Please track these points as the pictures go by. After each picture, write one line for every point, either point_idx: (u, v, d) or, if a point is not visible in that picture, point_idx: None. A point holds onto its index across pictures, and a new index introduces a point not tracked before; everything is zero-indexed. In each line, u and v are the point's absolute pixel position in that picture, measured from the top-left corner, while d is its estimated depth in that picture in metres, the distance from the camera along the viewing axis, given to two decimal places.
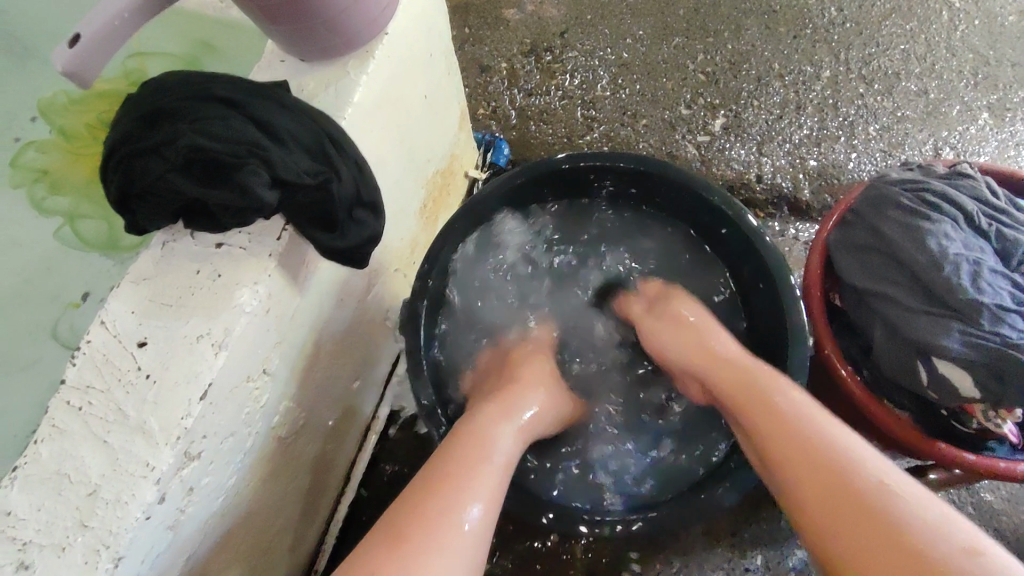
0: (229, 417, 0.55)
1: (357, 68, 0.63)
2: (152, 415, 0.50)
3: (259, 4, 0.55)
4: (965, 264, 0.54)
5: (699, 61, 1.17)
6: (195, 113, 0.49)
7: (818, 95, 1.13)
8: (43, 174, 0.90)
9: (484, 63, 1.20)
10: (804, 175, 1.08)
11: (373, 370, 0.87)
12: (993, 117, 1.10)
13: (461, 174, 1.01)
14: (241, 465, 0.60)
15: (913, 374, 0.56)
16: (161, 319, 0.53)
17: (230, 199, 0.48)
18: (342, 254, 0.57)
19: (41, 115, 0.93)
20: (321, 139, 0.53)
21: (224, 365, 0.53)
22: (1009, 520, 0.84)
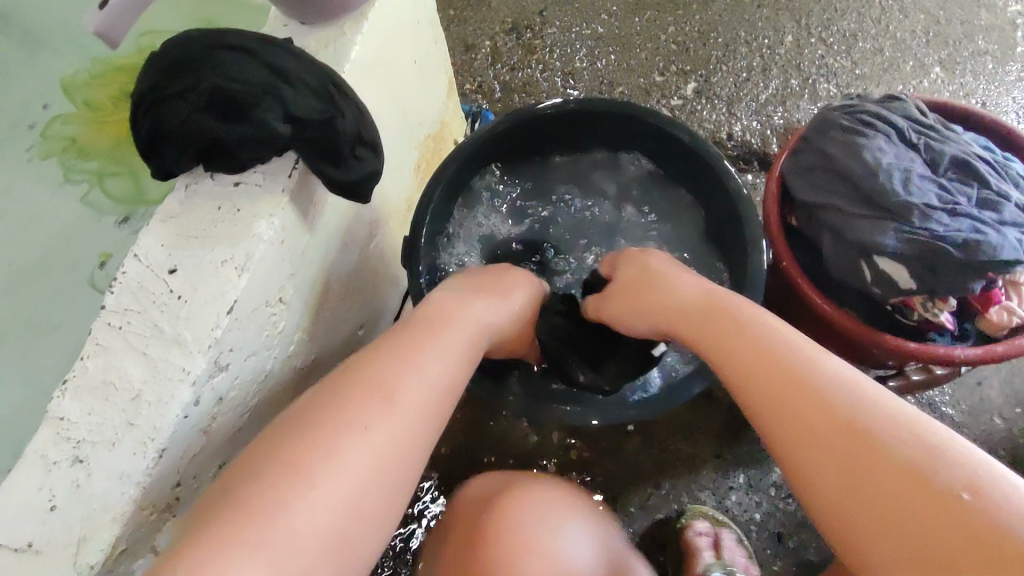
0: (252, 337, 0.62)
1: (353, 28, 0.69)
2: (185, 328, 0.57)
3: None
4: (897, 171, 0.62)
5: (670, 31, 1.25)
6: (213, 61, 0.56)
7: (782, 58, 1.21)
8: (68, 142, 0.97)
9: (469, 42, 1.27)
10: (772, 131, 1.16)
11: (377, 321, 0.94)
12: (944, 70, 1.18)
13: (451, 141, 1.08)
14: (262, 387, 0.66)
15: (859, 274, 0.64)
16: (189, 249, 0.60)
17: (248, 134, 0.55)
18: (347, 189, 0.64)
19: (56, 99, 0.99)
20: (326, 83, 0.59)
21: (247, 286, 0.59)
22: (967, 430, 0.92)
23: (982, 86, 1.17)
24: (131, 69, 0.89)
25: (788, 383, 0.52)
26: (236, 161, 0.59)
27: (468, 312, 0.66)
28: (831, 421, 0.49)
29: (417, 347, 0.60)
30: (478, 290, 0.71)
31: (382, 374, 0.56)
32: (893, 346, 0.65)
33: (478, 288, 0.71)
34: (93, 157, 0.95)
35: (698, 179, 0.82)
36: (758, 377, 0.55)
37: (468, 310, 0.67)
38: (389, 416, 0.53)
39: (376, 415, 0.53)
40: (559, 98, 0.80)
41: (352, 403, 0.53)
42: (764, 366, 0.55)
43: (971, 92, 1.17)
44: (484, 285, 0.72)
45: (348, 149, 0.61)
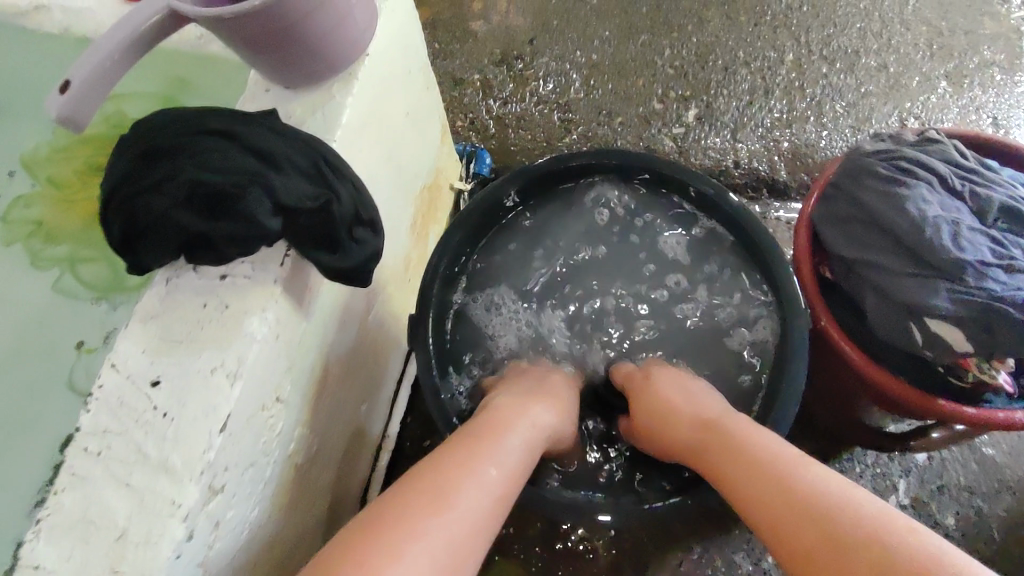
0: (248, 447, 0.56)
1: (343, 90, 0.63)
2: (173, 452, 0.50)
3: (244, 38, 0.56)
4: (945, 225, 0.57)
5: (666, 56, 1.20)
6: (193, 148, 0.49)
7: (785, 79, 1.17)
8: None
9: (457, 77, 1.21)
10: (779, 157, 1.11)
11: (379, 389, 0.88)
12: (952, 84, 1.14)
13: (447, 187, 1.02)
14: (262, 495, 0.60)
15: (908, 337, 0.59)
16: (174, 356, 0.53)
17: (237, 230, 0.49)
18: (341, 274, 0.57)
19: None
20: (321, 163, 0.53)
21: (241, 395, 0.53)
22: (1010, 470, 0.87)
23: (991, 100, 1.13)
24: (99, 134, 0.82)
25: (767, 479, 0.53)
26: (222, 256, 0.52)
27: (530, 411, 0.63)
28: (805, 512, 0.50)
29: (478, 444, 0.57)
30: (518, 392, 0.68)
31: (439, 472, 0.53)
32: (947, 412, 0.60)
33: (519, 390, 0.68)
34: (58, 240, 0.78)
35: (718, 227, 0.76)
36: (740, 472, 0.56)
37: (529, 412, 0.63)
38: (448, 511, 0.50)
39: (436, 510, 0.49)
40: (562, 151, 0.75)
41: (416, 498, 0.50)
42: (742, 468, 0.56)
43: (981, 105, 1.13)
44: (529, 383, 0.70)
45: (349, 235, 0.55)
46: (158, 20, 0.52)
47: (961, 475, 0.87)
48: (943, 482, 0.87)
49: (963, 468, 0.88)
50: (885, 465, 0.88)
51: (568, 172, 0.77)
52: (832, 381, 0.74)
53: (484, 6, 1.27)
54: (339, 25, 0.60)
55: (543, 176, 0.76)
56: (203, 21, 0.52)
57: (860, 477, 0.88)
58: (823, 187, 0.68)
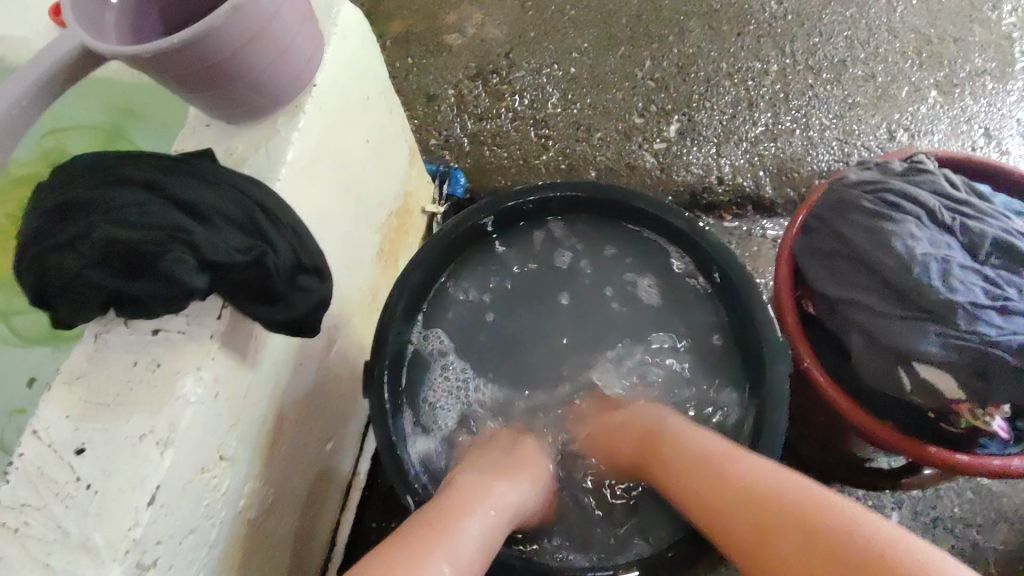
0: (186, 516, 0.51)
1: (287, 124, 0.60)
2: (97, 530, 0.46)
3: (174, 76, 0.52)
4: (934, 263, 0.53)
5: (647, 68, 1.16)
6: (111, 202, 0.46)
7: (769, 91, 1.13)
8: None
9: (431, 92, 1.17)
10: (764, 171, 1.07)
11: (346, 426, 0.84)
12: (942, 94, 1.10)
13: (417, 211, 0.98)
14: (206, 561, 0.56)
15: (895, 381, 0.55)
16: (100, 421, 0.49)
17: (162, 288, 0.45)
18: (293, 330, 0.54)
19: None
20: (256, 212, 0.50)
21: (173, 463, 0.49)
22: (1008, 502, 0.83)
23: (983, 109, 1.09)
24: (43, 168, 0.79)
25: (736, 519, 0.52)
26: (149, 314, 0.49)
27: (497, 485, 0.61)
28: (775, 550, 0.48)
29: (446, 519, 0.55)
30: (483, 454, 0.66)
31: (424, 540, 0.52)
32: (939, 459, 0.56)
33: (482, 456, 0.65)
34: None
35: (694, 257, 0.73)
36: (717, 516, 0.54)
37: (495, 487, 0.61)
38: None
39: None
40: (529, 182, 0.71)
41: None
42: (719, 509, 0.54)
43: (972, 115, 1.09)
44: (493, 444, 0.68)
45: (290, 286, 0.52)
46: (72, 58, 0.49)
47: (956, 506, 0.83)
48: (937, 515, 0.83)
49: (958, 500, 0.84)
50: (877, 497, 0.84)
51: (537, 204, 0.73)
52: (817, 419, 0.71)
53: (459, 18, 1.23)
54: (279, 57, 0.56)
55: (510, 208, 0.72)
56: (124, 60, 0.48)
57: None
58: (806, 220, 0.64)
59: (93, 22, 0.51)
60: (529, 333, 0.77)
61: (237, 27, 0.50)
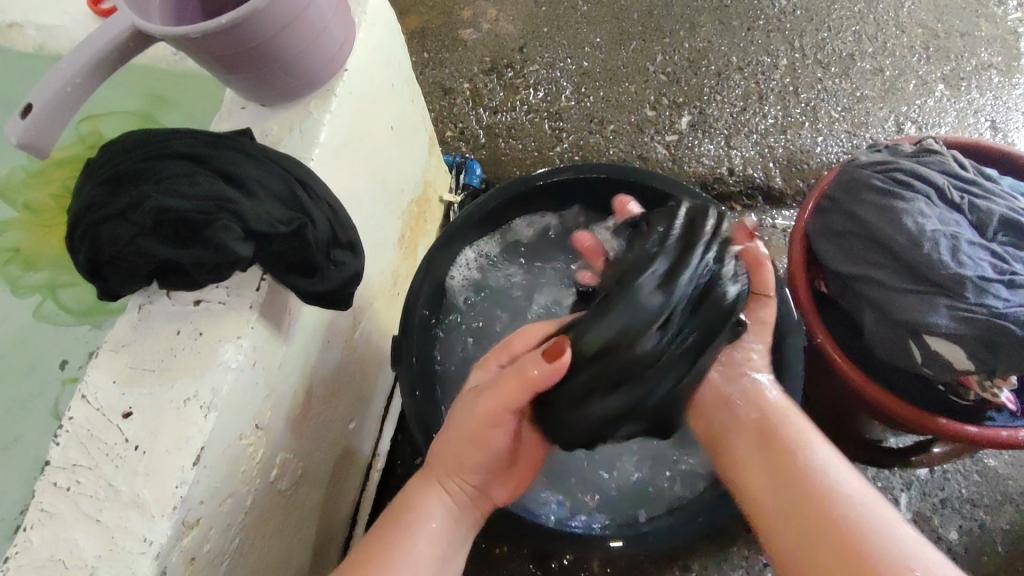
0: (225, 479, 0.54)
1: (320, 107, 0.62)
2: (145, 487, 0.48)
3: (214, 57, 0.54)
4: (944, 239, 0.56)
5: (659, 62, 1.18)
6: (163, 179, 0.49)
7: (779, 84, 1.15)
8: (11, 253, 0.89)
9: (447, 86, 1.20)
10: (774, 163, 1.09)
11: (368, 407, 0.86)
12: (949, 87, 1.12)
13: (436, 200, 1.00)
14: (242, 526, 0.58)
15: (907, 354, 0.57)
16: (145, 386, 0.52)
17: (211, 258, 0.48)
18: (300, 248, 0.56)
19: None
20: (294, 188, 0.53)
21: (216, 426, 0.51)
22: (1015, 483, 0.85)
23: (989, 102, 1.11)
24: (75, 159, 0.82)
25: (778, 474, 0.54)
26: (193, 282, 0.52)
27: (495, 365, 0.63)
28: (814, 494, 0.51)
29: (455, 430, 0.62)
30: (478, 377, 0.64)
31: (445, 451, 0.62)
32: (951, 429, 0.58)
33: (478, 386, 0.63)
34: (42, 266, 0.87)
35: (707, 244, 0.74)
36: (757, 469, 0.56)
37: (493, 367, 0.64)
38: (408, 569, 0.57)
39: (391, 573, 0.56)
40: (549, 167, 0.74)
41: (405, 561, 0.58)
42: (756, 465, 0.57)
43: (979, 109, 1.11)
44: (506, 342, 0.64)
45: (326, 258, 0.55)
46: (122, 41, 0.52)
47: (964, 487, 0.85)
48: (946, 495, 0.85)
49: (966, 481, 0.85)
50: (887, 478, 0.86)
51: (558, 188, 0.76)
52: (829, 396, 0.73)
53: (474, 13, 1.26)
54: (315, 40, 0.59)
55: (531, 192, 0.75)
56: (170, 40, 0.51)
57: None
58: (819, 198, 0.66)
59: (140, 5, 0.54)
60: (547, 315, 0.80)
61: (277, 11, 0.53)
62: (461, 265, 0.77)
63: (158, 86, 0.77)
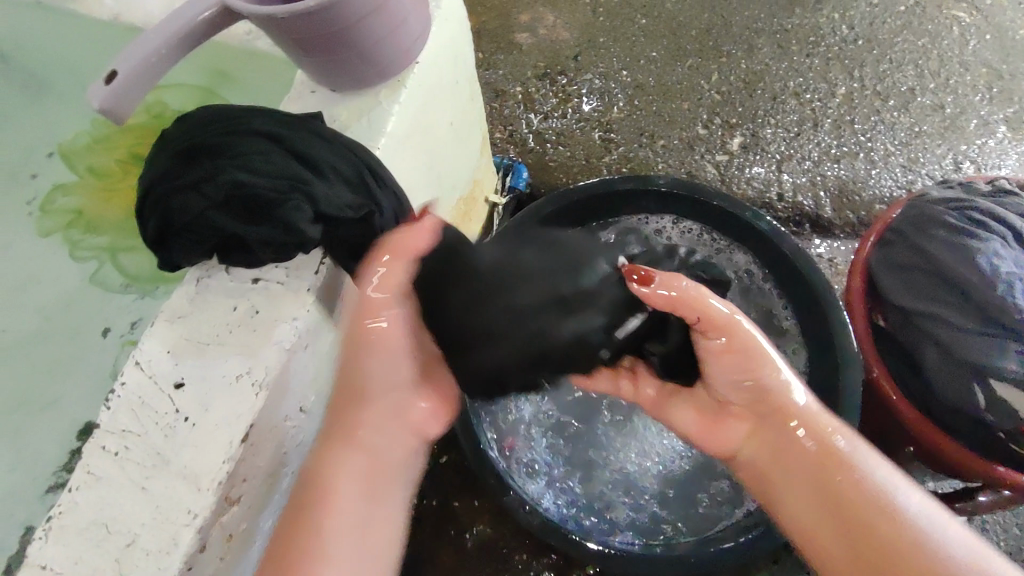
0: (268, 458, 0.53)
1: (390, 97, 0.63)
2: (192, 460, 0.48)
3: (293, 37, 0.55)
4: (1018, 282, 0.55)
5: (713, 81, 1.17)
6: (238, 151, 0.49)
7: (835, 113, 1.14)
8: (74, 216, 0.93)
9: (498, 88, 1.20)
10: (825, 192, 1.08)
11: None
12: (1011, 130, 1.10)
13: (481, 199, 1.00)
14: (278, 506, 0.58)
15: (969, 396, 0.56)
16: (199, 359, 0.52)
17: (276, 233, 0.49)
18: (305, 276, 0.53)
19: (64, 157, 0.96)
20: (365, 174, 0.53)
21: (264, 404, 0.51)
22: None
23: None
24: (143, 129, 0.84)
25: (815, 454, 0.54)
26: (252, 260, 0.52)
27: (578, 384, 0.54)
28: (834, 498, 0.51)
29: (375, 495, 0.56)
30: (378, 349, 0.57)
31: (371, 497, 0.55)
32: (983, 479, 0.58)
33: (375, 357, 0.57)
34: (101, 231, 0.91)
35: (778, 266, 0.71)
36: (766, 436, 0.57)
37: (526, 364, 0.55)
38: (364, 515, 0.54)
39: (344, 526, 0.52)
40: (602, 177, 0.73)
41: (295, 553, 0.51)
42: (771, 436, 0.57)
43: None
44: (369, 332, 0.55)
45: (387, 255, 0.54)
46: (208, 17, 0.52)
47: (1002, 539, 0.82)
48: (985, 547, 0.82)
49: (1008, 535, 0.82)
50: None
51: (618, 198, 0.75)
52: (874, 430, 0.71)
53: (532, 18, 1.26)
54: (393, 31, 0.59)
55: (590, 199, 0.74)
56: (256, 20, 0.52)
57: None
58: (897, 228, 0.63)
59: None
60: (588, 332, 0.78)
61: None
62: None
63: (233, 69, 0.77)
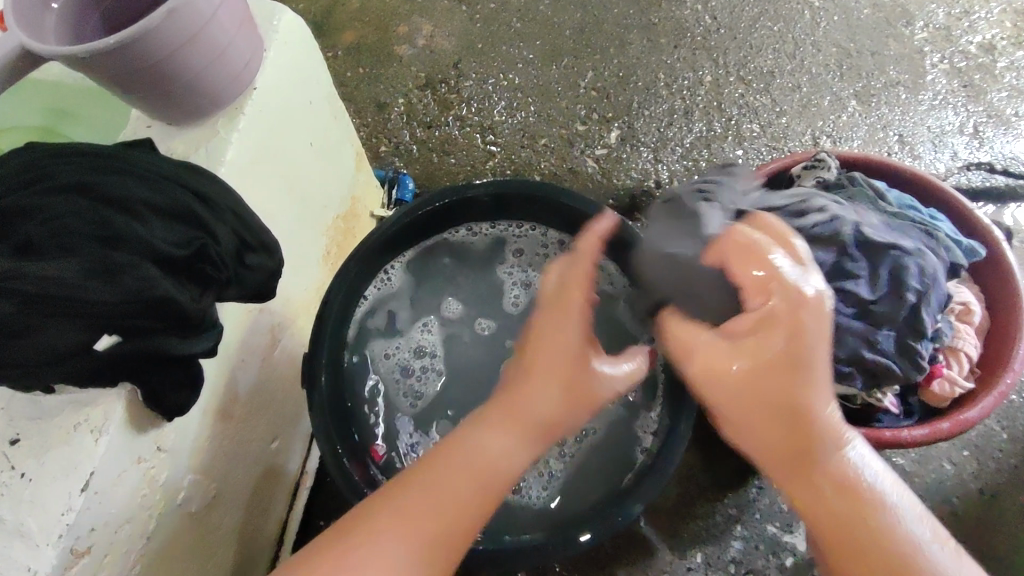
0: (121, 504, 0.53)
1: (228, 125, 0.62)
2: (31, 516, 0.47)
3: (113, 78, 0.54)
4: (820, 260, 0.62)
5: (589, 78, 1.21)
6: (58, 271, 0.44)
7: (703, 100, 1.19)
8: None
9: (382, 101, 1.20)
10: (699, 176, 1.13)
11: (292, 426, 0.86)
12: (861, 103, 1.18)
13: (366, 214, 1.01)
14: (144, 550, 0.58)
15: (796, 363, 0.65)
16: (32, 413, 0.50)
17: (116, 300, 0.46)
18: (81, 341, 0.46)
19: None
20: (191, 204, 0.51)
21: (109, 451, 0.50)
22: (921, 479, 0.89)
23: (898, 117, 1.17)
24: None
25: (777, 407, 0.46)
26: (5, 351, 0.44)
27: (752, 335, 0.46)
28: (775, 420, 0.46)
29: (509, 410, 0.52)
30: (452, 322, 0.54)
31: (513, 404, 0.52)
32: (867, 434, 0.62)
33: (540, 333, 0.54)
34: None
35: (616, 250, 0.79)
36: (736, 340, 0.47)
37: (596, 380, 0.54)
38: (484, 491, 0.51)
39: (455, 485, 0.50)
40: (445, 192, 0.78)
41: (351, 529, 0.49)
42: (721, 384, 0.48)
43: (888, 124, 1.16)
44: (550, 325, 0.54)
45: (200, 314, 0.50)
46: (10, 61, 0.51)
47: None
48: None
49: None
50: None
51: (464, 207, 0.81)
52: None
53: (408, 30, 1.27)
54: (217, 60, 0.59)
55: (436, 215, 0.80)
56: (63, 60, 0.51)
57: (777, 493, 0.89)
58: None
59: (32, 23, 0.53)
60: (452, 336, 0.85)
61: (172, 33, 0.53)
62: (366, 278, 0.79)
63: (82, 109, 0.74)
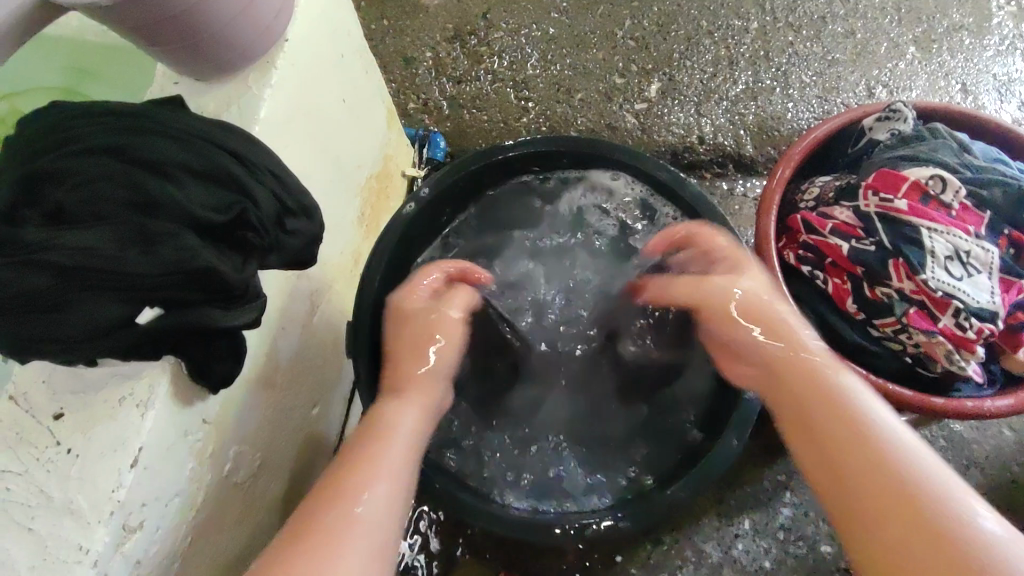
0: (170, 478, 0.51)
1: (260, 80, 0.58)
2: (79, 493, 0.46)
3: (136, 31, 0.51)
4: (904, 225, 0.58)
5: (627, 27, 1.14)
6: (95, 240, 0.42)
7: (750, 49, 1.12)
8: None
9: (409, 55, 1.15)
10: (745, 130, 1.07)
11: (330, 392, 0.84)
12: (920, 50, 1.10)
13: (398, 174, 0.97)
14: (194, 523, 0.56)
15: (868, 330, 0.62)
16: (76, 386, 0.48)
17: (153, 273, 0.43)
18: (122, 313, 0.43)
19: None
20: (228, 165, 0.48)
21: (156, 425, 0.48)
22: (979, 446, 0.85)
23: (960, 65, 1.09)
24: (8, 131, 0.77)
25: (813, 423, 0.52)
26: (43, 326, 0.42)
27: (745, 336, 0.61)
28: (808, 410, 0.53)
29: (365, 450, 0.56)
30: (413, 392, 0.63)
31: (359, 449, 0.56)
32: (941, 405, 0.60)
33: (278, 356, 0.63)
34: None
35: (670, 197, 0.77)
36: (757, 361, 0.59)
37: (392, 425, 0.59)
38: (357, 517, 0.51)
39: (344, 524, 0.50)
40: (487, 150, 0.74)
41: None
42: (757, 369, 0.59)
43: (950, 72, 1.08)
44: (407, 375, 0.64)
45: (243, 284, 0.47)
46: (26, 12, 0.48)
47: None
48: None
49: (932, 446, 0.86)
50: None
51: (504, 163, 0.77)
52: None
53: None
54: (246, 8, 0.54)
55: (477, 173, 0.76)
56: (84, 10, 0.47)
57: None
58: (827, 205, 0.65)
59: None
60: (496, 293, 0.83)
61: None
62: (404, 242, 0.76)
63: (102, 66, 0.71)
